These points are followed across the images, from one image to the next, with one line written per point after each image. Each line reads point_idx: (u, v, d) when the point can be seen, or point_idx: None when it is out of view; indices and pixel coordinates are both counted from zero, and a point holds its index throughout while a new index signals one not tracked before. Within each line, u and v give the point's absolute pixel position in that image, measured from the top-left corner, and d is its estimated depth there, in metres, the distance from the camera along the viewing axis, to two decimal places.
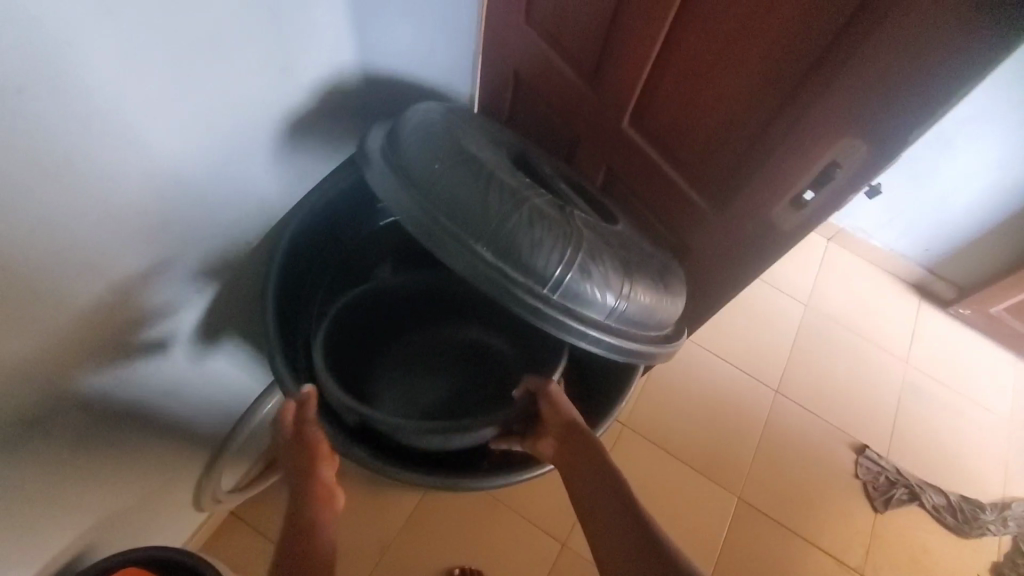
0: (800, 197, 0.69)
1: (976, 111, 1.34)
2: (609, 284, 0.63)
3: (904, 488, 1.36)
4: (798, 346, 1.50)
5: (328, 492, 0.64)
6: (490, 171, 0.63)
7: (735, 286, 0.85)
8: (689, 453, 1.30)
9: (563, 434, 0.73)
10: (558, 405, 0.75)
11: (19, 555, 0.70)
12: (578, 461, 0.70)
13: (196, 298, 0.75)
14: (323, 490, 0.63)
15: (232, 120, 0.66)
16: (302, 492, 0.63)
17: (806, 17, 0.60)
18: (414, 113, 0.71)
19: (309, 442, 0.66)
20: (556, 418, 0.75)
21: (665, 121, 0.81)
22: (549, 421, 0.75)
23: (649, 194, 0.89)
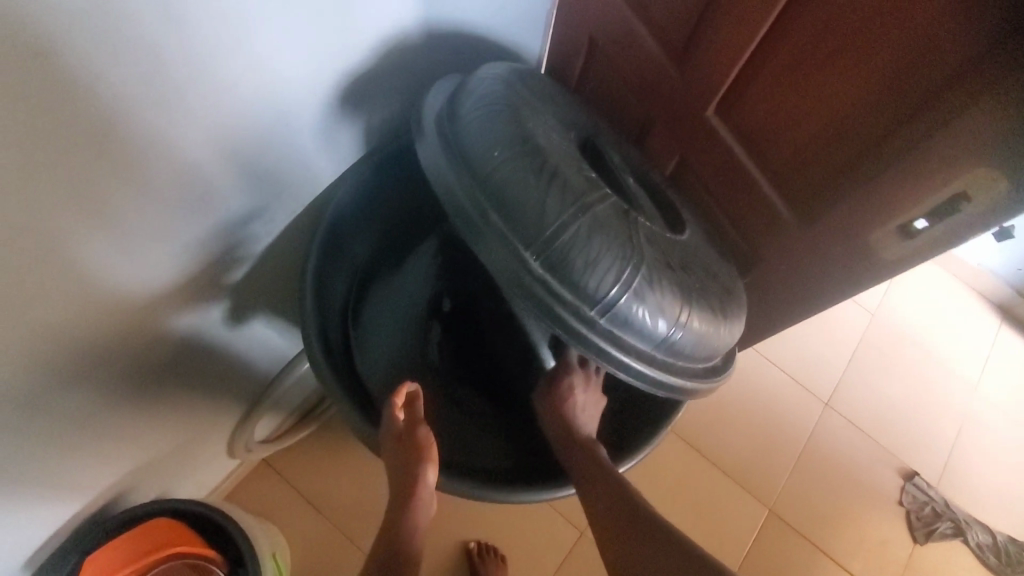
0: (910, 225, 0.60)
1: None
2: (664, 311, 0.57)
3: (950, 522, 1.28)
4: (856, 358, 1.40)
5: (427, 500, 0.65)
6: (554, 167, 0.57)
7: (810, 305, 0.77)
8: (724, 459, 1.25)
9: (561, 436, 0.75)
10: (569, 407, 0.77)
11: (62, 502, 0.71)
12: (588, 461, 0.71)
13: (232, 267, 0.72)
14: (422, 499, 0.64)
15: (289, 87, 0.61)
16: (406, 491, 0.64)
17: (957, 20, 0.50)
18: (476, 85, 0.64)
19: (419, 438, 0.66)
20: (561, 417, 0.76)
21: (755, 119, 0.71)
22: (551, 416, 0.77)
23: (726, 194, 0.79)
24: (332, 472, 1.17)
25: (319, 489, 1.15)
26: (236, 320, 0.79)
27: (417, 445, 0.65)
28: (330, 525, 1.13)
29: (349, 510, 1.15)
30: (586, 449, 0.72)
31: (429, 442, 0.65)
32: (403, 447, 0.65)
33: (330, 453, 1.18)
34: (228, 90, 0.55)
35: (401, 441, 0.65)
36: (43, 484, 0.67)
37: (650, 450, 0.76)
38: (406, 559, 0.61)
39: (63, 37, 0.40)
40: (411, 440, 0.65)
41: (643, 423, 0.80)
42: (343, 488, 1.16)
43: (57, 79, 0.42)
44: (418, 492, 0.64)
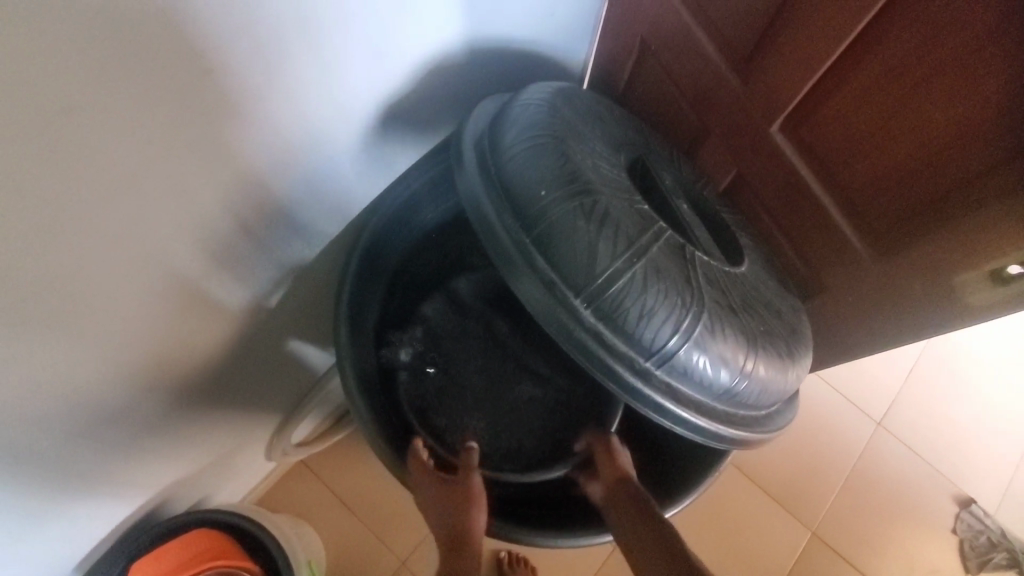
0: (1001, 271, 0.54)
1: None
2: (728, 361, 0.53)
3: (1006, 553, 1.21)
4: (916, 375, 1.31)
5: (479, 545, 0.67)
6: (605, 207, 0.53)
7: (877, 340, 0.72)
8: (767, 479, 1.21)
9: (612, 483, 0.73)
10: (616, 458, 0.75)
11: (108, 517, 0.72)
12: (621, 509, 0.68)
13: (268, 291, 0.70)
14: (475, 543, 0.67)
15: (327, 110, 0.58)
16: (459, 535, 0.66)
17: None
18: (519, 112, 0.60)
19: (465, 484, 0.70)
20: (609, 468, 0.75)
21: (824, 140, 0.65)
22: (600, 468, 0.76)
23: (788, 218, 0.73)
24: (368, 474, 1.18)
25: (353, 491, 1.16)
26: (276, 338, 0.78)
27: (462, 491, 0.69)
28: (365, 529, 1.14)
29: (383, 515, 1.15)
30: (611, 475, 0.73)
31: (477, 491, 0.70)
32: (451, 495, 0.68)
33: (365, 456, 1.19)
34: (268, 121, 0.53)
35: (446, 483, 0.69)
36: (93, 503, 0.68)
37: (703, 488, 0.72)
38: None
39: (90, 88, 0.38)
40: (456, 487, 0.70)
41: (697, 459, 0.76)
42: (377, 491, 1.17)
43: (90, 133, 0.40)
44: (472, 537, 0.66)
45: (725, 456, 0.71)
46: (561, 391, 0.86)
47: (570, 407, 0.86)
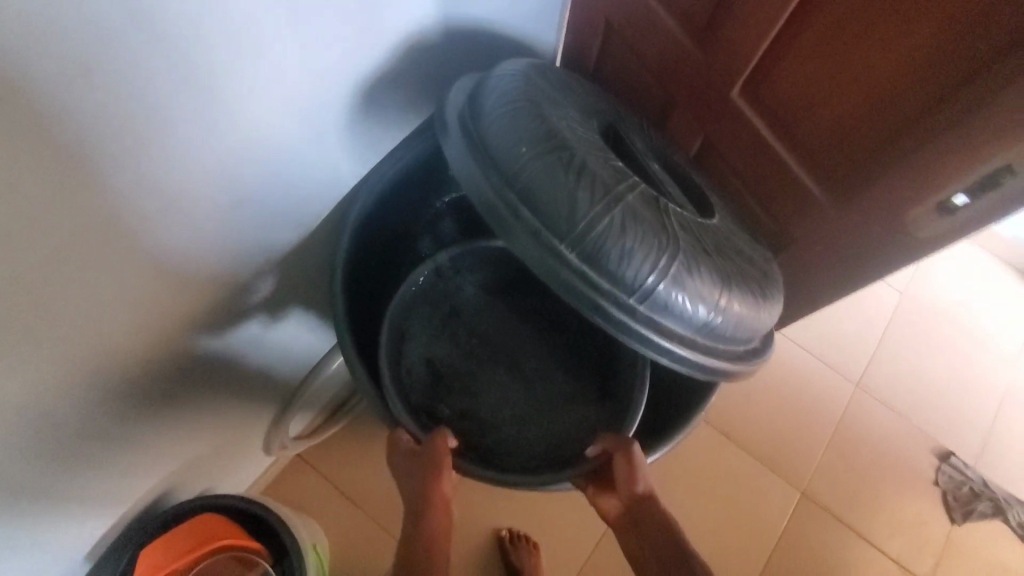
0: (948, 201, 0.59)
1: None
2: (704, 296, 0.57)
3: (989, 501, 1.26)
4: (889, 338, 1.37)
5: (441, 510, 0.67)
6: (583, 161, 0.57)
7: (843, 285, 0.76)
8: (753, 444, 1.25)
9: (630, 505, 0.71)
10: (635, 475, 0.72)
11: (109, 499, 0.74)
12: (639, 531, 0.69)
13: (262, 269, 0.73)
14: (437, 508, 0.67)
15: (311, 86, 0.61)
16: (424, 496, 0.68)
17: None
18: (496, 83, 0.64)
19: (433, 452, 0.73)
20: (627, 484, 0.72)
21: (782, 98, 0.70)
22: (617, 483, 0.73)
23: (754, 176, 0.77)
24: (366, 464, 1.19)
25: (354, 483, 1.18)
26: (269, 319, 0.81)
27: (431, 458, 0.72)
28: (367, 519, 1.16)
29: (383, 505, 1.17)
30: (627, 493, 0.72)
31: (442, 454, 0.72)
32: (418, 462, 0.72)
33: (362, 447, 1.20)
34: (258, 95, 0.56)
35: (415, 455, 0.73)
36: (95, 482, 0.70)
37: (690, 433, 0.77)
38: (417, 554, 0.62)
39: (87, 53, 0.41)
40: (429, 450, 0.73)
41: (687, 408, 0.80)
42: (376, 481, 1.18)
43: (86, 96, 0.43)
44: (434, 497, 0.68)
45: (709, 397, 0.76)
46: (546, 357, 0.93)
47: (556, 370, 0.92)
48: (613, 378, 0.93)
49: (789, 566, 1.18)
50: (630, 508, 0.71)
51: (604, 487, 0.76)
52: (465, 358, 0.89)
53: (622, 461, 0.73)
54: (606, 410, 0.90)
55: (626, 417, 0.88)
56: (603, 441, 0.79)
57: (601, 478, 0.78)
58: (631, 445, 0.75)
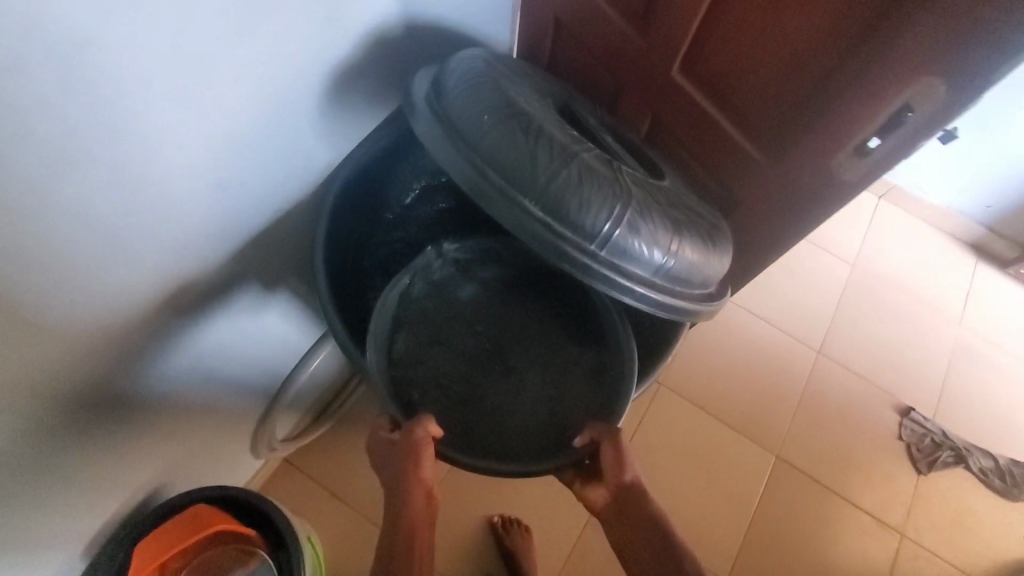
0: (864, 145, 0.66)
1: None
2: (658, 241, 0.63)
3: (950, 451, 1.34)
4: (843, 307, 1.46)
5: (417, 495, 0.70)
6: (540, 127, 0.63)
7: (785, 240, 0.83)
8: (728, 414, 1.31)
9: (616, 494, 0.75)
10: (623, 465, 0.75)
11: (104, 493, 0.75)
12: (626, 517, 0.73)
13: (246, 258, 0.76)
14: (414, 493, 0.70)
15: (284, 75, 0.65)
16: (404, 482, 0.71)
17: None
18: (456, 65, 0.70)
19: (414, 443, 0.74)
20: (614, 473, 0.75)
21: (716, 70, 0.78)
22: (605, 472, 0.76)
23: (698, 145, 0.85)
24: (355, 464, 1.21)
25: (344, 483, 1.19)
26: (253, 311, 0.84)
27: (411, 448, 0.73)
28: (359, 517, 1.17)
29: (374, 502, 1.18)
30: (614, 482, 0.75)
31: (422, 444, 0.74)
32: (401, 446, 0.75)
33: (351, 447, 1.22)
34: (236, 81, 0.60)
35: (398, 444, 0.75)
36: (90, 474, 0.71)
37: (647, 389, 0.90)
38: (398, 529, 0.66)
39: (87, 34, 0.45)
40: (409, 440, 0.74)
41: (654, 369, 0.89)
42: (367, 480, 1.19)
43: (87, 77, 0.47)
44: (413, 485, 0.70)
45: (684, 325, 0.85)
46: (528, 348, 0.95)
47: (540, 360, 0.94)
48: (594, 360, 0.94)
49: (771, 528, 1.23)
50: (617, 496, 0.75)
51: (589, 480, 0.79)
52: (451, 352, 0.91)
53: (610, 448, 0.77)
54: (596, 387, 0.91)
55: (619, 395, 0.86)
56: (593, 430, 0.79)
57: (588, 472, 0.80)
58: (618, 436, 0.78)
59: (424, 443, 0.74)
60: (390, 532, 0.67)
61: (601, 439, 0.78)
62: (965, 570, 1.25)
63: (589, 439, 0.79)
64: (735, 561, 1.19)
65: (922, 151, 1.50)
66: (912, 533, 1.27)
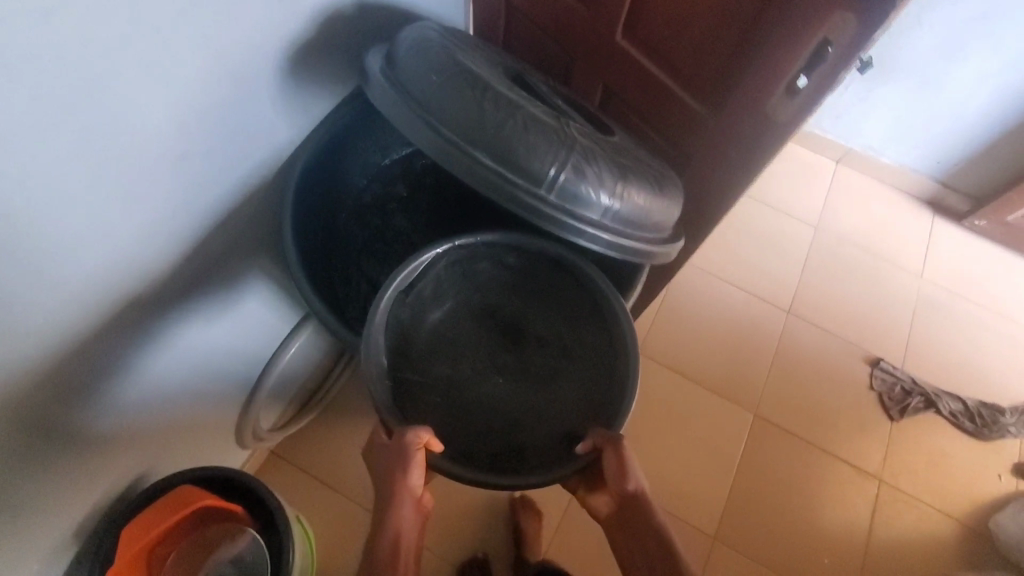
0: (794, 84, 0.69)
1: (1001, 16, 1.27)
2: (604, 184, 0.66)
3: (921, 397, 1.38)
4: (809, 268, 1.51)
5: (408, 501, 0.65)
6: (485, 83, 0.66)
7: (727, 198, 0.86)
8: (705, 376, 1.34)
9: (620, 501, 0.69)
10: (625, 472, 0.68)
11: (90, 477, 0.76)
12: (628, 528, 0.69)
13: (214, 237, 0.79)
14: (404, 498, 0.65)
15: (239, 52, 0.68)
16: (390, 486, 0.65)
17: None
18: (405, 34, 0.73)
19: (404, 449, 0.66)
20: (617, 481, 0.68)
21: (655, 30, 0.82)
22: (607, 480, 0.69)
23: (647, 106, 0.89)
24: (343, 451, 1.22)
25: (332, 471, 1.20)
26: (227, 293, 0.86)
27: (400, 454, 0.66)
28: (349, 503, 1.18)
29: (363, 488, 1.20)
30: (617, 491, 0.69)
31: (411, 449, 0.66)
32: (390, 451, 0.67)
33: (337, 436, 1.24)
34: (194, 56, 0.62)
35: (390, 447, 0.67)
36: (75, 457, 0.72)
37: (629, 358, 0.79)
38: (386, 536, 0.64)
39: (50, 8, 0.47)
40: (400, 444, 0.66)
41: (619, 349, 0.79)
42: (355, 467, 1.21)
43: (50, 50, 0.49)
44: (400, 490, 0.65)
45: (639, 273, 0.86)
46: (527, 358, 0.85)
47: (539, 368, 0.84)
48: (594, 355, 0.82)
49: (754, 483, 1.26)
50: (620, 503, 0.70)
51: (593, 485, 0.73)
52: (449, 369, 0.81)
53: (614, 459, 0.68)
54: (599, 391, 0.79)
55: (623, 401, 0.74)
56: (596, 436, 0.70)
57: (591, 477, 0.74)
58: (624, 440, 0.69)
59: (414, 453, 0.66)
60: (378, 526, 0.65)
61: (605, 447, 0.70)
62: (943, 510, 1.29)
63: (593, 445, 0.70)
64: (721, 518, 1.22)
65: (873, 114, 1.56)
66: (888, 478, 1.31)
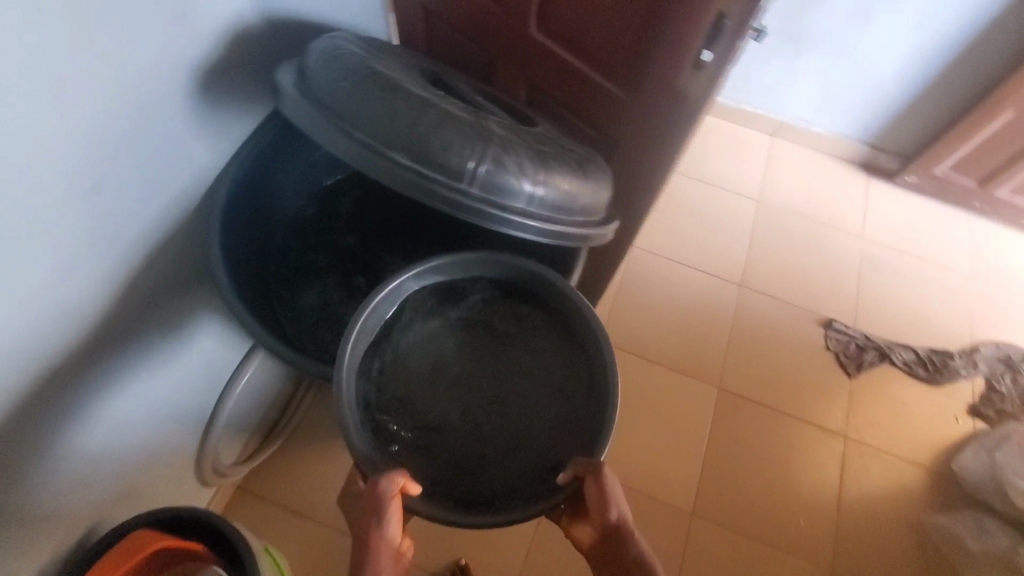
0: (699, 58, 0.72)
1: None
2: (526, 172, 0.67)
3: (874, 352, 1.43)
4: (756, 240, 1.55)
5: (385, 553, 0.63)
6: (396, 85, 0.66)
7: (656, 177, 0.88)
8: (667, 357, 1.36)
9: (604, 530, 0.69)
10: (608, 503, 0.66)
11: (41, 535, 0.73)
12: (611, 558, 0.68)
13: (142, 271, 0.77)
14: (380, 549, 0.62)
15: (142, 80, 0.67)
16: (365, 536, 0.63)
17: None
18: (316, 44, 0.73)
19: (378, 499, 0.63)
20: (600, 512, 0.67)
21: (565, 20, 0.83)
22: (590, 510, 0.67)
23: (570, 95, 0.91)
24: (314, 476, 1.20)
25: (305, 499, 1.18)
26: (167, 328, 0.84)
27: (372, 504, 0.63)
28: (326, 529, 1.15)
29: (339, 512, 1.17)
30: (600, 522, 0.68)
31: (383, 498, 0.63)
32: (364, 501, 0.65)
33: (306, 462, 1.21)
34: (94, 88, 0.61)
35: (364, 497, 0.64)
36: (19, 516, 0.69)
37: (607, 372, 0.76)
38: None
39: None
40: (373, 493, 0.63)
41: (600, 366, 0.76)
42: (328, 492, 1.18)
43: None
44: (375, 541, 0.62)
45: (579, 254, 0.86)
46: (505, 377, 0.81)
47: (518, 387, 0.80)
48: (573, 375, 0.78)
49: (726, 455, 1.28)
50: (603, 532, 0.69)
51: (577, 514, 0.72)
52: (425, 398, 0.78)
53: (595, 489, 0.66)
54: (583, 397, 0.76)
55: (608, 406, 0.73)
56: (576, 465, 0.68)
57: (574, 506, 0.73)
58: (606, 468, 0.67)
59: (388, 501, 0.63)
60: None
61: (585, 476, 0.67)
62: (907, 459, 1.34)
63: (574, 475, 0.68)
64: (698, 495, 1.23)
65: (799, 85, 1.62)
66: (854, 434, 1.34)
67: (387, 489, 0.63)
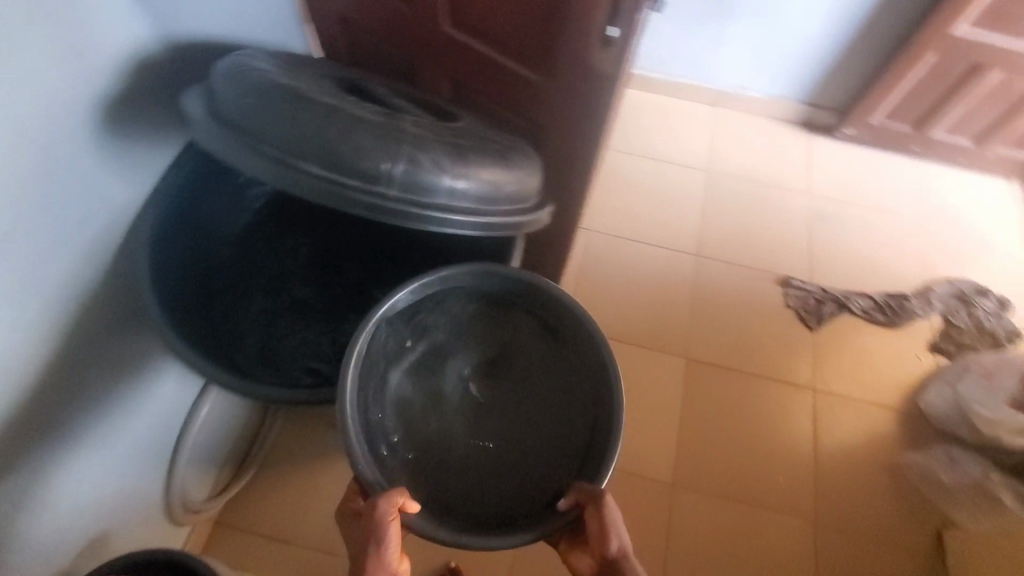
0: (605, 35, 0.73)
1: None
2: (443, 166, 0.66)
3: (833, 304, 1.46)
4: (707, 209, 1.57)
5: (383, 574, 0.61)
6: (302, 96, 0.65)
7: (587, 155, 0.89)
8: (632, 334, 1.37)
9: (604, 562, 0.66)
10: (607, 535, 0.65)
11: None
12: None
13: (73, 316, 0.75)
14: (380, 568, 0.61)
15: (40, 122, 0.65)
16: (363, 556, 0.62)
17: None
18: (220, 63, 0.72)
19: (377, 522, 0.61)
20: (599, 543, 0.66)
21: (472, 12, 0.83)
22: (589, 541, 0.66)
23: (490, 86, 0.91)
24: (291, 500, 1.18)
25: (285, 526, 1.16)
26: (110, 370, 0.82)
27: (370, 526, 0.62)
28: (310, 553, 1.14)
29: (321, 533, 1.16)
30: (598, 553, 0.66)
31: (382, 521, 0.61)
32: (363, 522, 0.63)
33: (282, 487, 1.19)
34: None
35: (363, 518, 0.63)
36: None
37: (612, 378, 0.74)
38: None
39: None
40: (373, 517, 0.61)
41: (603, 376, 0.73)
42: (308, 515, 1.17)
43: None
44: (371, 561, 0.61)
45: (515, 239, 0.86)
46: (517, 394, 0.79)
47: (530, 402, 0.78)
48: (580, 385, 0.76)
49: (700, 423, 1.29)
50: (602, 564, 0.67)
51: (577, 541, 0.71)
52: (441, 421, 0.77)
53: (596, 520, 0.64)
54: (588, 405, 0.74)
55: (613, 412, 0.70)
56: (577, 491, 0.66)
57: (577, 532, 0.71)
58: (607, 497, 0.65)
59: (388, 526, 0.61)
60: None
61: (586, 504, 0.65)
62: (876, 402, 1.37)
63: (574, 502, 0.66)
64: (677, 466, 1.24)
65: (730, 52, 1.64)
66: (822, 387, 1.37)
67: (388, 511, 0.61)
